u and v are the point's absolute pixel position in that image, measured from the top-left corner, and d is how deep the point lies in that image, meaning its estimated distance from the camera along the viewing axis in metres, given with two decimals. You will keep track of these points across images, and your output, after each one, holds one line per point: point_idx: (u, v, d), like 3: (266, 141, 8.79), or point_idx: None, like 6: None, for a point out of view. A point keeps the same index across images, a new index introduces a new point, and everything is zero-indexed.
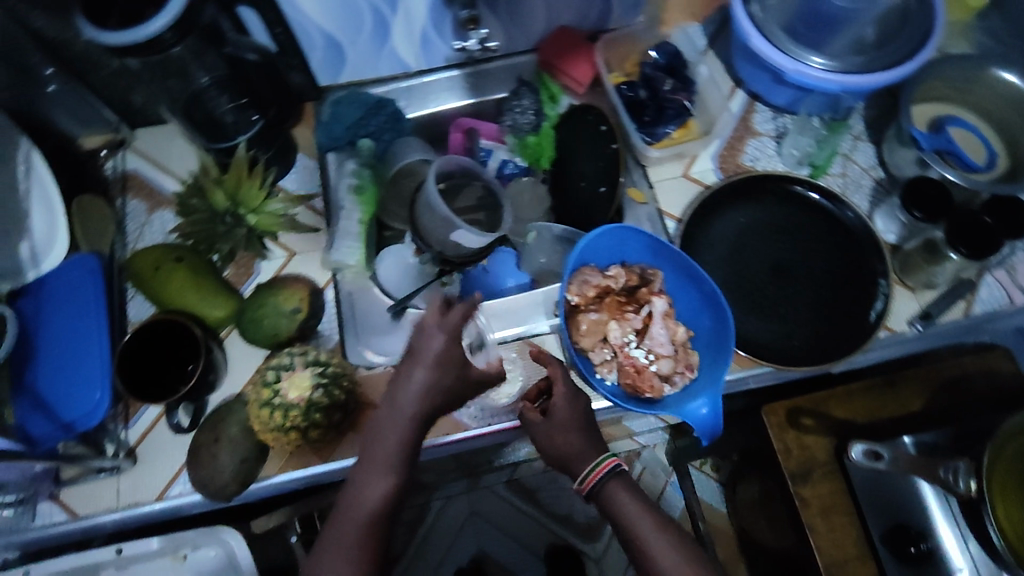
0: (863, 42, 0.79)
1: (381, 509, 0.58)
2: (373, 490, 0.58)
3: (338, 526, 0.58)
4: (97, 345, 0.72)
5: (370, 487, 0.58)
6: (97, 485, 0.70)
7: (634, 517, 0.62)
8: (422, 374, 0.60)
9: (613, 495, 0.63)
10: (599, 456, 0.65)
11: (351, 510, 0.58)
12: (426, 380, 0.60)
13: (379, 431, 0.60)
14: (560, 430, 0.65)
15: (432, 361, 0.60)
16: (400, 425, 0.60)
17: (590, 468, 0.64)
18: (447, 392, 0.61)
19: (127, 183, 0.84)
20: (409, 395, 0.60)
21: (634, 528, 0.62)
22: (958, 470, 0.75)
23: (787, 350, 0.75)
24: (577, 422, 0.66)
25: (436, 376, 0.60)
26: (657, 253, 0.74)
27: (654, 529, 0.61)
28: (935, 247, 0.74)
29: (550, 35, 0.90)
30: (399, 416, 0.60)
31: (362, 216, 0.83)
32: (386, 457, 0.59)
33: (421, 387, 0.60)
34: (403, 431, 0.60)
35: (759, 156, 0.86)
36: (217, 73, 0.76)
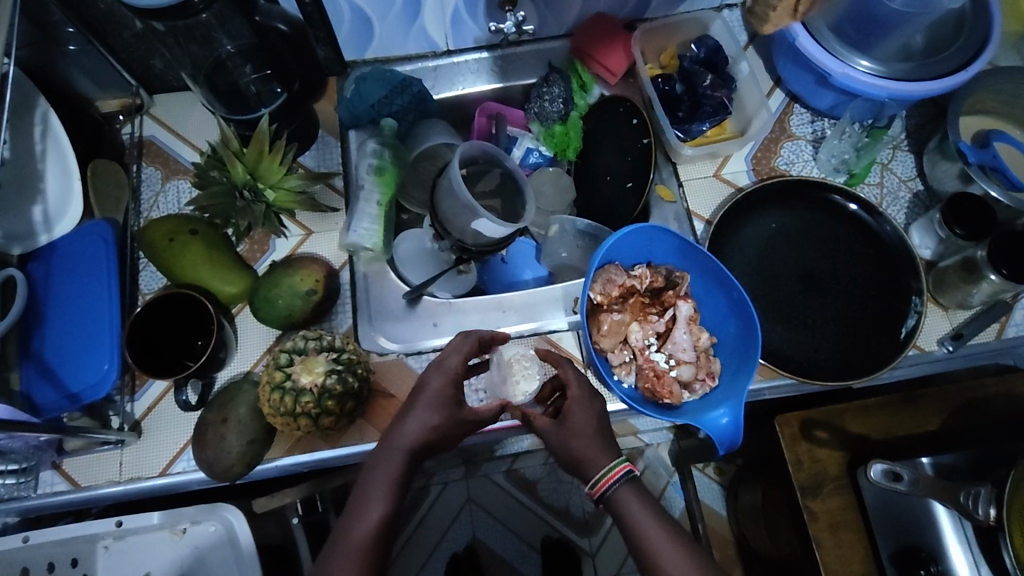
0: (911, 49, 0.76)
1: (378, 534, 0.54)
2: (370, 514, 0.54)
3: (332, 555, 0.53)
4: (106, 313, 0.70)
5: (366, 513, 0.55)
6: (101, 457, 0.69)
7: (646, 528, 0.60)
8: (424, 413, 0.60)
9: (625, 502, 0.61)
10: (611, 461, 0.63)
11: (343, 540, 0.53)
12: (432, 417, 0.59)
13: (377, 462, 0.58)
14: (576, 433, 0.63)
15: (438, 402, 0.60)
16: (398, 453, 0.58)
17: (602, 472, 0.62)
18: (447, 425, 0.60)
19: (143, 150, 0.82)
20: (412, 428, 0.59)
21: (645, 539, 0.59)
22: (979, 496, 0.73)
23: (812, 364, 0.73)
24: (591, 425, 0.64)
25: (444, 416, 0.60)
26: (685, 254, 0.71)
27: (666, 540, 0.59)
28: (974, 266, 0.71)
29: (585, 22, 0.87)
30: (398, 446, 0.58)
31: (381, 199, 0.80)
32: (384, 482, 0.56)
33: (427, 421, 0.59)
34: (401, 462, 0.58)
35: (795, 159, 0.83)
36: (241, 41, 0.78)
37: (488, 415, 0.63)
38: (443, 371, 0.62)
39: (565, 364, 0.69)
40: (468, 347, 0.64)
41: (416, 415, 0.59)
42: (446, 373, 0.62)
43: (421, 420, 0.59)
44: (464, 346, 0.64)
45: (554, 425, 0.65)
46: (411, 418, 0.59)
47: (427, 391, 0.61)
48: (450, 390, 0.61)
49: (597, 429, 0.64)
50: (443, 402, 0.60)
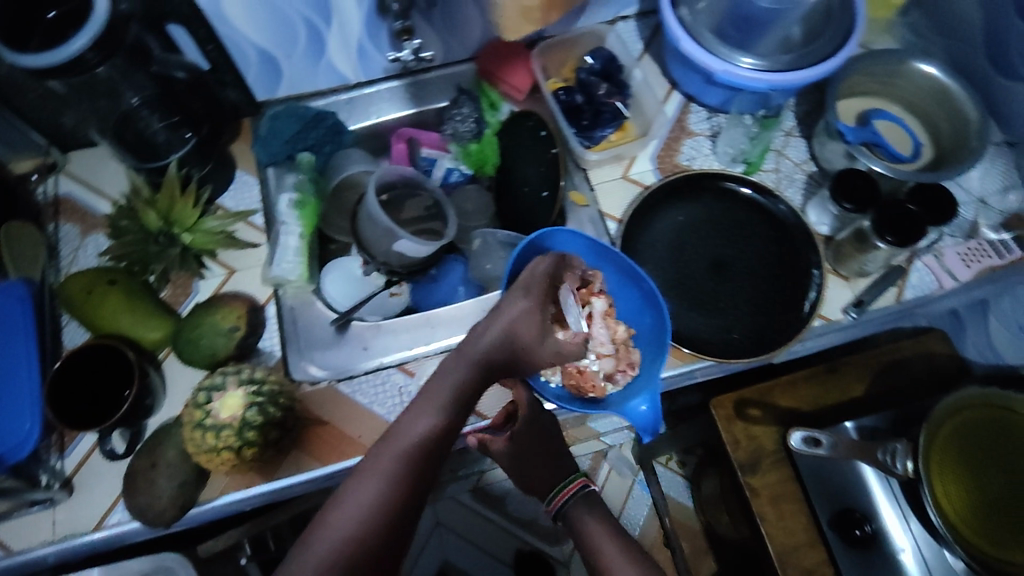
0: (790, 42, 0.82)
1: (423, 443, 0.60)
2: (421, 422, 0.61)
3: (377, 452, 0.59)
4: (26, 373, 0.70)
5: (416, 422, 0.61)
6: (32, 519, 0.68)
7: (592, 531, 0.68)
8: (491, 328, 0.67)
9: (579, 515, 0.70)
10: (566, 480, 0.72)
11: (393, 441, 0.60)
12: (433, 420, 0.62)
13: (374, 457, 0.59)
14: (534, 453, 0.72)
15: (444, 403, 0.63)
16: (401, 446, 0.59)
17: (557, 491, 0.71)
18: (503, 349, 0.67)
19: (59, 208, 0.82)
20: (414, 429, 0.61)
21: (593, 541, 0.67)
22: (896, 452, 0.77)
23: (726, 345, 0.76)
24: (546, 448, 0.73)
25: (444, 418, 0.62)
26: (596, 253, 0.74)
27: (609, 539, 0.67)
28: (864, 236, 0.76)
29: (487, 45, 0.91)
30: (399, 444, 0.59)
31: (302, 231, 0.82)
32: (438, 397, 0.63)
33: (429, 424, 0.61)
34: (466, 370, 0.66)
35: (695, 155, 0.87)
36: (146, 92, 0.76)
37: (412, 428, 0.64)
38: (489, 335, 0.67)
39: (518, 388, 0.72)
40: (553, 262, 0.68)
41: (487, 327, 0.67)
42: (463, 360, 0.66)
43: (489, 331, 0.66)
44: (541, 266, 0.68)
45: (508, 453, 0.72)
46: (480, 332, 0.67)
47: (438, 392, 0.64)
48: (472, 376, 0.66)
49: (553, 446, 0.73)
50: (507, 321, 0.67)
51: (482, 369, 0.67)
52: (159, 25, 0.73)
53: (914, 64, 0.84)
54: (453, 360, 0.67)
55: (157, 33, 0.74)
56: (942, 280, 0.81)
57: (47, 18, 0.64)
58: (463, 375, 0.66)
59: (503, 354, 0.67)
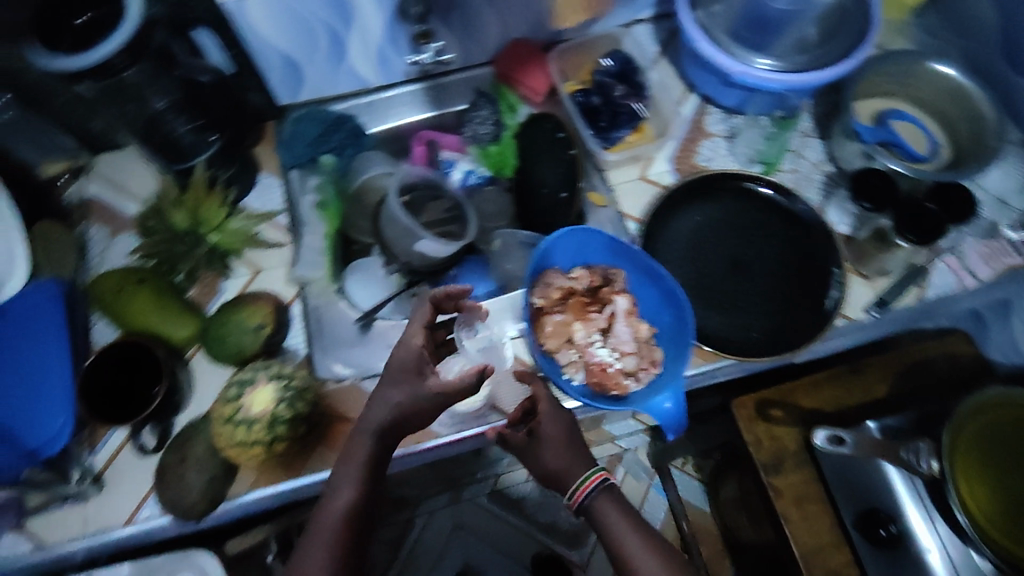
0: (806, 42, 0.82)
1: (349, 519, 0.60)
2: (341, 497, 0.60)
3: (310, 536, 0.60)
4: (59, 369, 0.71)
5: (339, 496, 0.61)
6: (64, 514, 0.69)
7: (618, 527, 0.65)
8: (394, 392, 0.63)
9: (602, 507, 0.66)
10: (587, 471, 0.67)
11: (321, 521, 0.60)
12: (355, 492, 0.61)
13: (308, 538, 0.60)
14: (548, 447, 0.67)
15: (359, 474, 0.61)
16: (330, 527, 0.60)
17: (577, 483, 0.67)
18: (417, 410, 0.63)
19: (89, 209, 0.83)
20: (337, 502, 0.60)
21: (618, 535, 0.65)
22: (919, 451, 0.76)
23: (748, 343, 0.77)
24: (564, 439, 0.68)
25: (364, 488, 0.61)
26: (618, 253, 0.75)
27: (635, 534, 0.65)
28: (884, 235, 0.77)
29: (503, 50, 0.92)
30: (325, 525, 0.60)
31: (326, 230, 0.86)
32: (354, 464, 0.62)
33: (349, 499, 0.60)
34: (371, 441, 0.62)
35: (713, 156, 0.88)
36: (172, 96, 0.75)
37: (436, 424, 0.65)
38: (383, 402, 0.63)
39: (534, 381, 0.70)
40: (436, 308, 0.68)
41: (381, 395, 0.63)
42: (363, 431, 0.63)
43: (385, 401, 0.63)
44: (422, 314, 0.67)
45: (527, 443, 0.68)
46: (383, 396, 0.64)
47: (355, 455, 0.62)
48: (376, 447, 0.63)
49: (566, 441, 0.68)
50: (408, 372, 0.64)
51: (394, 430, 0.64)
52: (184, 29, 0.74)
53: (927, 64, 0.84)
54: (359, 426, 0.64)
55: (183, 38, 0.75)
56: (962, 278, 0.81)
57: (75, 23, 0.64)
58: (367, 447, 0.62)
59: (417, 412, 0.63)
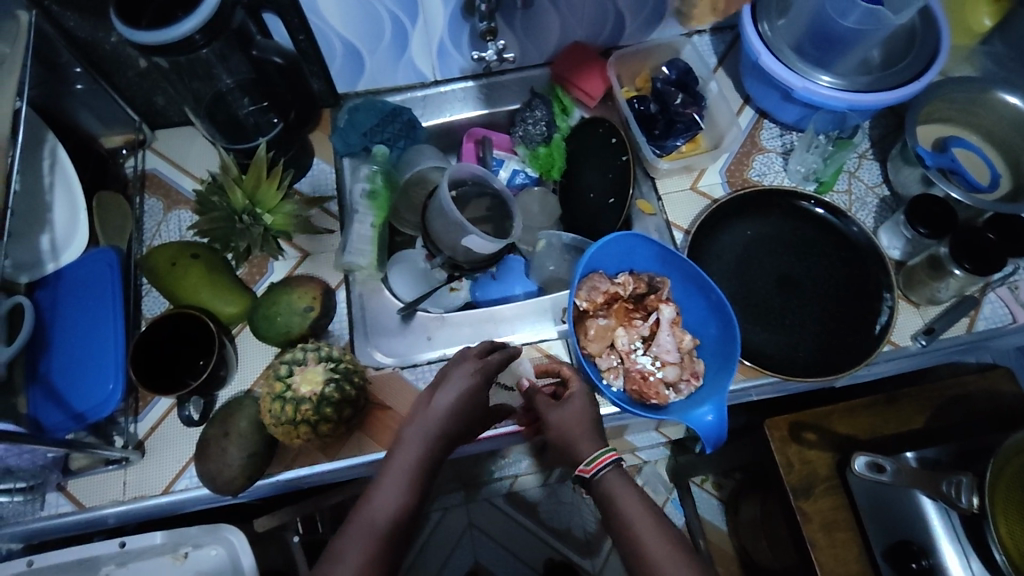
0: (869, 63, 0.83)
1: (395, 523, 0.57)
2: (391, 499, 0.58)
3: (349, 532, 0.56)
4: (112, 335, 0.73)
5: (386, 497, 0.58)
6: (104, 478, 0.70)
7: (631, 513, 0.60)
8: (448, 407, 0.62)
9: (615, 489, 0.61)
10: (599, 449, 0.63)
11: (364, 520, 0.57)
12: (402, 501, 0.58)
13: (345, 538, 0.56)
14: (566, 422, 0.65)
15: (407, 478, 0.59)
16: (368, 531, 0.56)
17: (593, 456, 0.62)
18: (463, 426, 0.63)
19: (146, 182, 0.86)
20: (384, 505, 0.57)
21: (630, 523, 0.59)
22: (960, 485, 0.74)
23: (793, 362, 0.76)
24: (587, 419, 0.66)
25: (410, 496, 0.59)
26: (665, 261, 0.75)
27: (650, 526, 0.59)
28: (939, 263, 0.74)
29: (563, 51, 0.92)
30: (365, 525, 0.56)
31: (375, 220, 0.85)
32: (403, 470, 0.59)
33: (396, 504, 0.58)
34: (425, 450, 0.61)
35: (767, 171, 0.88)
36: (241, 75, 0.79)
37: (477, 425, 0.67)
38: (437, 408, 0.62)
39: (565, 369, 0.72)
40: (508, 358, 0.66)
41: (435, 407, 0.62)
42: (420, 435, 0.61)
43: (438, 411, 0.62)
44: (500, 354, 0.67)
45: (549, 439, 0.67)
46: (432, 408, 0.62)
47: (405, 459, 0.60)
48: (431, 455, 0.61)
49: (587, 417, 0.66)
50: (465, 398, 0.63)
51: (446, 436, 0.62)
52: (257, 11, 0.76)
53: (998, 94, 0.82)
54: (413, 430, 0.62)
55: (255, 21, 0.77)
56: (1015, 313, 0.79)
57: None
58: (424, 451, 0.61)
59: (460, 426, 0.63)
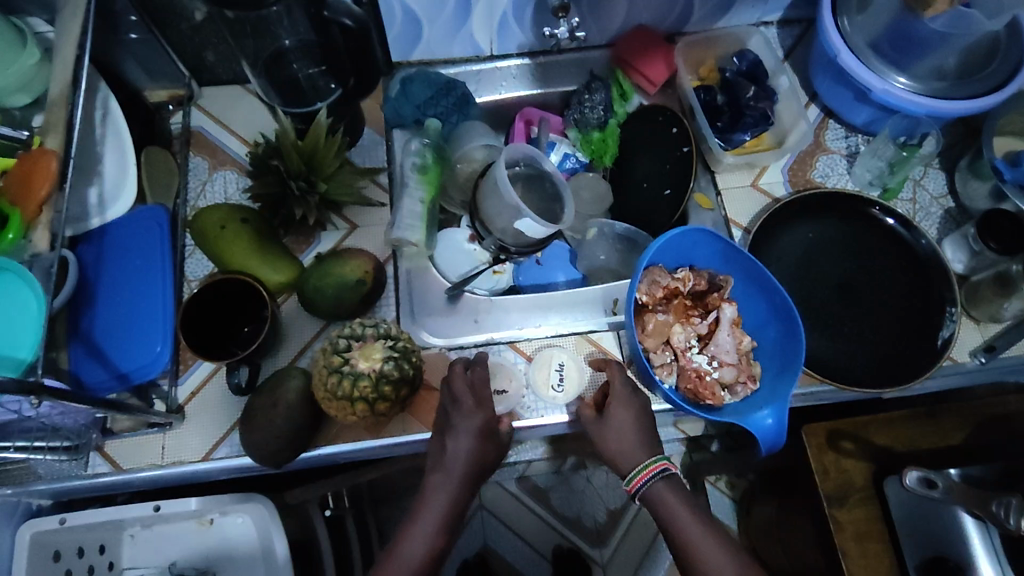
0: (943, 71, 0.79)
1: (424, 567, 0.57)
2: (419, 543, 0.58)
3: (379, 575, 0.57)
4: (157, 296, 0.71)
5: (415, 542, 0.58)
6: (144, 440, 0.69)
7: (681, 521, 0.59)
8: (469, 443, 0.62)
9: (664, 501, 0.60)
10: (649, 458, 0.62)
11: (391, 563, 0.57)
12: (430, 545, 0.58)
13: None
14: (615, 428, 0.65)
15: (433, 523, 0.59)
16: (404, 572, 0.56)
17: (636, 470, 0.62)
18: (490, 460, 0.64)
19: (191, 140, 0.83)
20: (413, 548, 0.57)
21: (681, 532, 0.59)
22: (1010, 507, 0.71)
23: (850, 370, 0.75)
24: (636, 431, 0.64)
25: (439, 539, 0.58)
26: (727, 259, 0.73)
27: (709, 540, 0.58)
28: (1008, 280, 0.73)
29: (626, 33, 0.89)
30: (399, 566, 0.57)
31: (425, 196, 0.82)
32: (432, 512, 0.59)
33: (427, 549, 0.58)
34: (454, 490, 0.60)
35: (830, 172, 0.85)
36: (302, 36, 0.76)
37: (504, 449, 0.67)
38: (460, 442, 0.62)
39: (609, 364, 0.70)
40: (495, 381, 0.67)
41: (455, 442, 0.62)
42: (448, 476, 0.61)
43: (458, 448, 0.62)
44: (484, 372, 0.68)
45: (598, 425, 0.66)
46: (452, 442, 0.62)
47: (433, 500, 0.60)
48: (460, 493, 0.61)
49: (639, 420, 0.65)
50: (481, 431, 0.63)
51: (474, 476, 0.62)
52: None
53: None
54: (439, 472, 0.61)
55: None
56: None
57: None
58: (453, 490, 0.60)
59: (484, 461, 0.63)
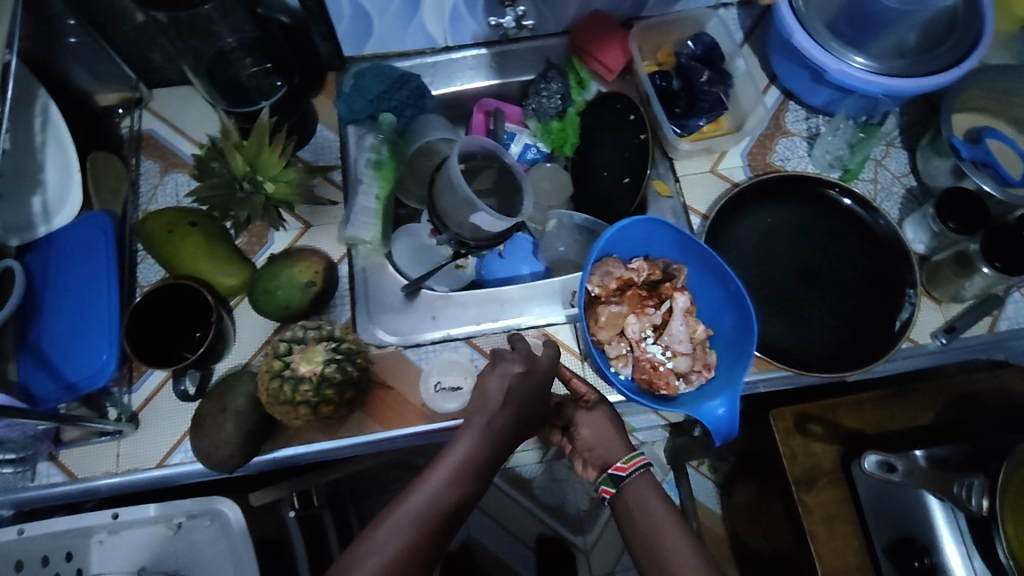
0: (903, 47, 0.77)
1: (442, 511, 0.53)
2: (442, 485, 0.54)
3: (389, 512, 0.52)
4: (104, 304, 0.70)
5: (436, 481, 0.54)
6: (97, 448, 0.69)
7: (655, 512, 0.60)
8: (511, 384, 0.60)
9: (642, 493, 0.61)
10: (630, 453, 0.63)
11: (406, 500, 0.53)
12: (453, 491, 0.54)
13: (387, 516, 0.52)
14: (599, 422, 0.66)
15: (459, 464, 0.55)
16: (414, 513, 0.52)
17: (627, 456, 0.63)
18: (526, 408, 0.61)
19: (141, 144, 0.82)
20: (434, 487, 0.54)
21: (653, 523, 0.59)
22: (972, 487, 0.72)
23: (809, 355, 0.74)
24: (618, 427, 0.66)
25: (463, 486, 0.55)
26: (682, 247, 0.72)
27: (677, 538, 0.58)
28: (967, 259, 0.72)
29: (582, 20, 0.87)
30: (405, 511, 0.52)
31: (380, 191, 0.82)
32: (457, 454, 0.56)
33: (446, 496, 0.53)
34: (485, 438, 0.58)
35: (790, 155, 0.84)
36: (243, 35, 0.77)
37: (537, 419, 0.65)
38: (502, 385, 0.61)
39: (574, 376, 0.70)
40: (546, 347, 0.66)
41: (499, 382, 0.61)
42: (476, 426, 0.58)
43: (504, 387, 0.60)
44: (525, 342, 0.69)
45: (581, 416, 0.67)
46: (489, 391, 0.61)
47: (461, 445, 0.57)
48: (493, 441, 0.58)
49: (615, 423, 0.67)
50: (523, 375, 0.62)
51: (504, 429, 0.59)
52: None
53: None
54: (474, 417, 0.59)
55: None
56: None
57: None
58: (489, 434, 0.58)
59: (522, 414, 0.61)
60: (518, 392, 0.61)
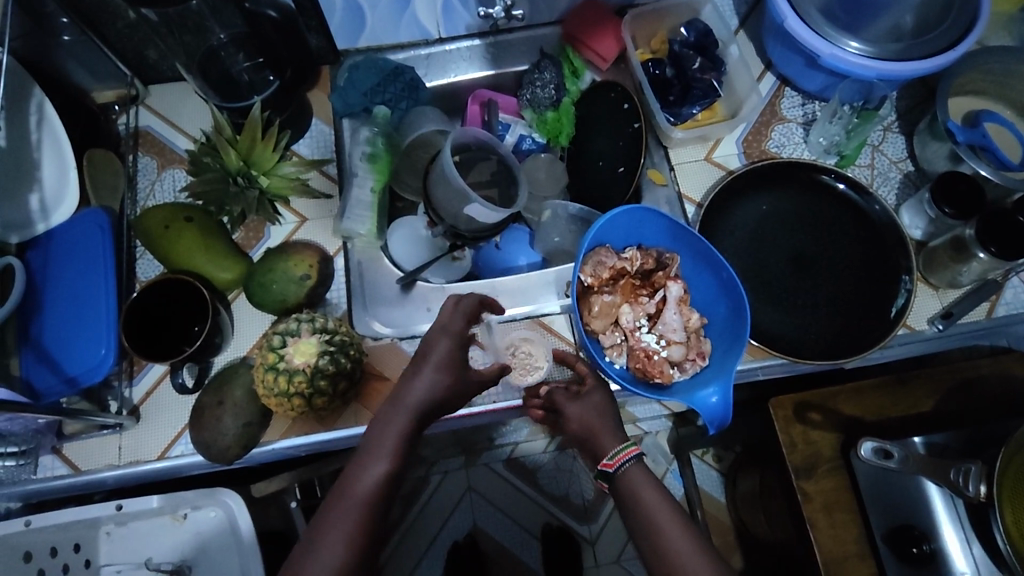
0: (900, 30, 0.76)
1: (379, 495, 0.54)
2: (375, 470, 0.55)
3: (331, 511, 0.53)
4: (104, 301, 0.71)
5: (369, 470, 0.55)
6: (100, 441, 0.70)
7: (652, 507, 0.58)
8: (430, 374, 0.60)
9: (637, 484, 0.59)
10: (621, 443, 0.62)
11: (345, 495, 0.54)
12: (385, 473, 0.55)
13: (328, 513, 0.53)
14: (591, 414, 0.64)
15: (391, 450, 0.56)
16: (353, 506, 0.53)
17: (618, 448, 0.61)
18: (450, 391, 0.61)
19: (139, 141, 0.82)
20: (367, 478, 0.55)
21: (652, 517, 0.57)
22: (969, 474, 0.71)
23: (803, 342, 0.74)
24: (607, 416, 0.64)
25: (395, 467, 0.56)
26: (675, 236, 0.72)
27: (677, 529, 0.57)
28: (963, 245, 0.71)
29: (576, 8, 0.87)
30: (344, 510, 0.53)
31: (375, 184, 0.82)
32: (388, 439, 0.57)
33: (380, 479, 0.55)
34: (408, 420, 0.58)
35: (785, 142, 0.83)
36: (234, 30, 0.77)
37: (467, 400, 0.65)
38: (425, 378, 0.60)
39: (578, 362, 0.69)
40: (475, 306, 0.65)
41: (422, 376, 0.59)
42: (398, 411, 0.58)
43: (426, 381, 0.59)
44: (468, 304, 0.64)
45: (570, 402, 0.65)
46: (411, 382, 0.60)
47: (387, 430, 0.57)
48: (416, 424, 0.59)
49: (609, 410, 0.65)
50: (441, 361, 0.61)
51: (422, 413, 0.59)
52: None
53: None
54: (394, 403, 0.59)
55: None
56: None
57: None
58: (410, 417, 0.58)
59: (447, 394, 0.61)
60: (440, 379, 0.60)
